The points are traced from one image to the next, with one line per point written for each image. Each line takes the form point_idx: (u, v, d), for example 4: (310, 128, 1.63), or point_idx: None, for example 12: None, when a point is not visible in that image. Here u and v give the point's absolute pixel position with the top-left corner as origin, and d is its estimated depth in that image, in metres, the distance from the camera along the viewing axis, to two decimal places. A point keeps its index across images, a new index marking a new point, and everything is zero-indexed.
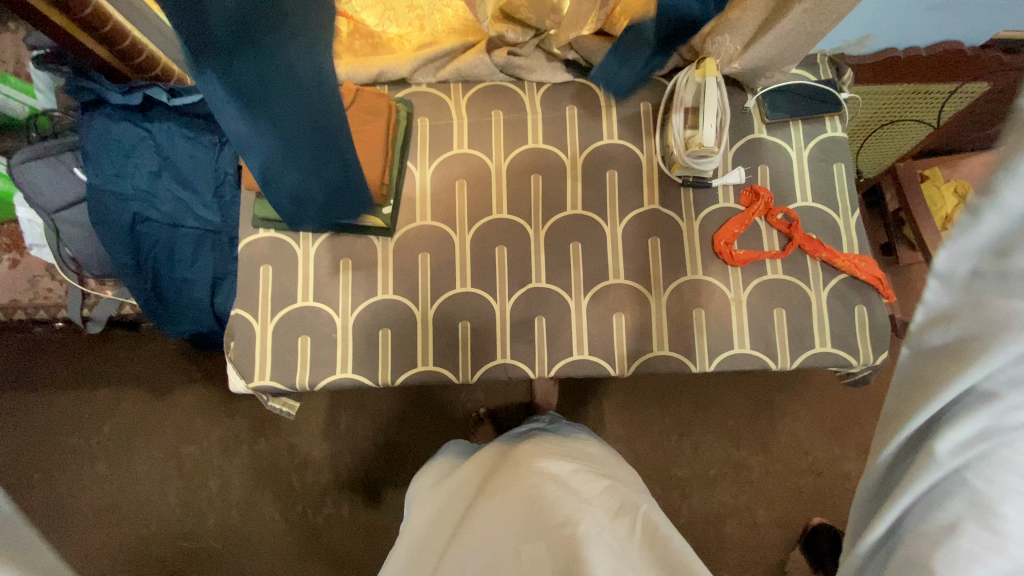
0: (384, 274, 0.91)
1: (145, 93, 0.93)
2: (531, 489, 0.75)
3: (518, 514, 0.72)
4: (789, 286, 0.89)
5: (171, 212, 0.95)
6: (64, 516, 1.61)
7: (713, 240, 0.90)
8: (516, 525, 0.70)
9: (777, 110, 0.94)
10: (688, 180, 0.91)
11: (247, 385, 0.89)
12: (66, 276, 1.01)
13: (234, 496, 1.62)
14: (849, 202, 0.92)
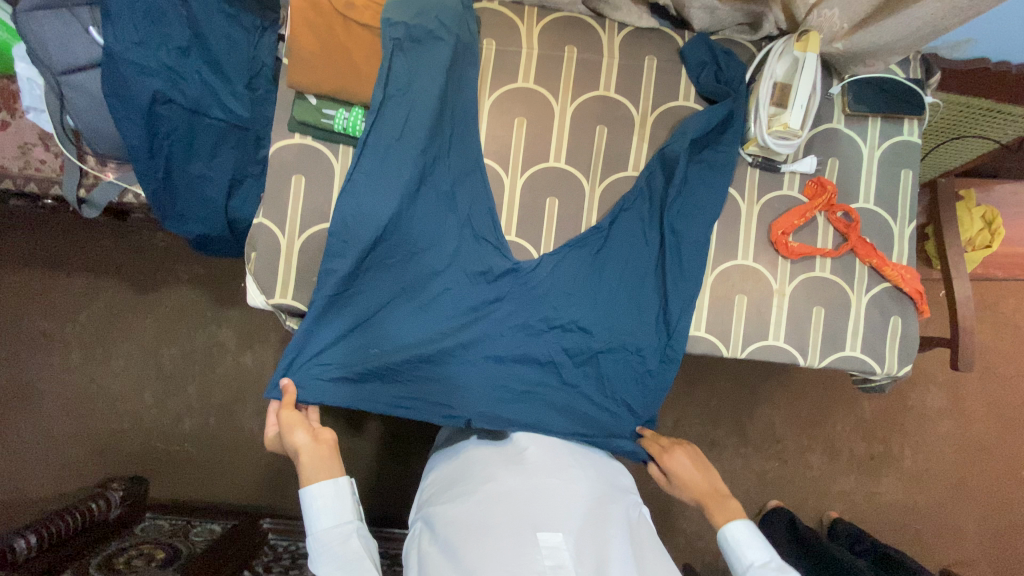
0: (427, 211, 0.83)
1: None
2: (552, 491, 0.73)
3: (535, 505, 0.71)
4: (833, 286, 0.88)
5: (196, 97, 0.85)
6: (30, 400, 1.55)
7: (771, 227, 0.87)
8: (537, 521, 0.69)
9: (862, 104, 0.88)
10: (757, 161, 0.87)
11: (265, 301, 0.83)
12: (64, 146, 0.92)
13: (213, 404, 1.58)
14: (909, 211, 0.90)
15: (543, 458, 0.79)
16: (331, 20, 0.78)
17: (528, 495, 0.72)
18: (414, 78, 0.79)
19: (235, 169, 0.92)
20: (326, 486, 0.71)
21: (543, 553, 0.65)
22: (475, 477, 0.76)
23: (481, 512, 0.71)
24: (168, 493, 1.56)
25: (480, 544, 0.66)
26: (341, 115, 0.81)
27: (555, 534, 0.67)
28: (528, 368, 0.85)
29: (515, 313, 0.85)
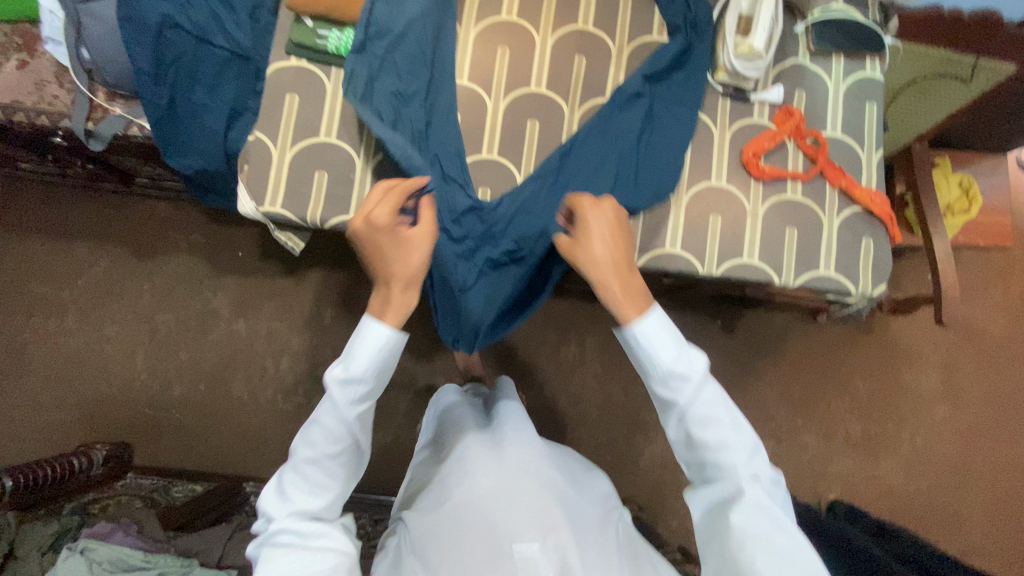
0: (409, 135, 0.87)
1: None
2: (525, 494, 0.80)
3: (509, 511, 0.78)
4: (805, 208, 0.91)
5: (202, 25, 0.92)
6: (24, 363, 1.56)
7: (742, 151, 0.91)
8: (509, 527, 0.77)
9: (824, 41, 0.94)
10: (728, 90, 0.92)
11: (256, 210, 0.86)
12: (76, 77, 0.98)
13: (205, 371, 1.60)
14: (875, 140, 0.94)
15: (519, 453, 0.87)
16: None
17: (503, 504, 0.79)
18: (396, 22, 0.85)
19: (234, 100, 0.97)
20: (379, 335, 0.67)
21: (517, 566, 0.73)
22: (456, 483, 0.84)
23: (458, 518, 0.79)
24: (153, 460, 1.54)
25: (456, 558, 0.75)
26: (335, 37, 0.87)
27: (529, 546, 0.74)
28: (494, 283, 0.90)
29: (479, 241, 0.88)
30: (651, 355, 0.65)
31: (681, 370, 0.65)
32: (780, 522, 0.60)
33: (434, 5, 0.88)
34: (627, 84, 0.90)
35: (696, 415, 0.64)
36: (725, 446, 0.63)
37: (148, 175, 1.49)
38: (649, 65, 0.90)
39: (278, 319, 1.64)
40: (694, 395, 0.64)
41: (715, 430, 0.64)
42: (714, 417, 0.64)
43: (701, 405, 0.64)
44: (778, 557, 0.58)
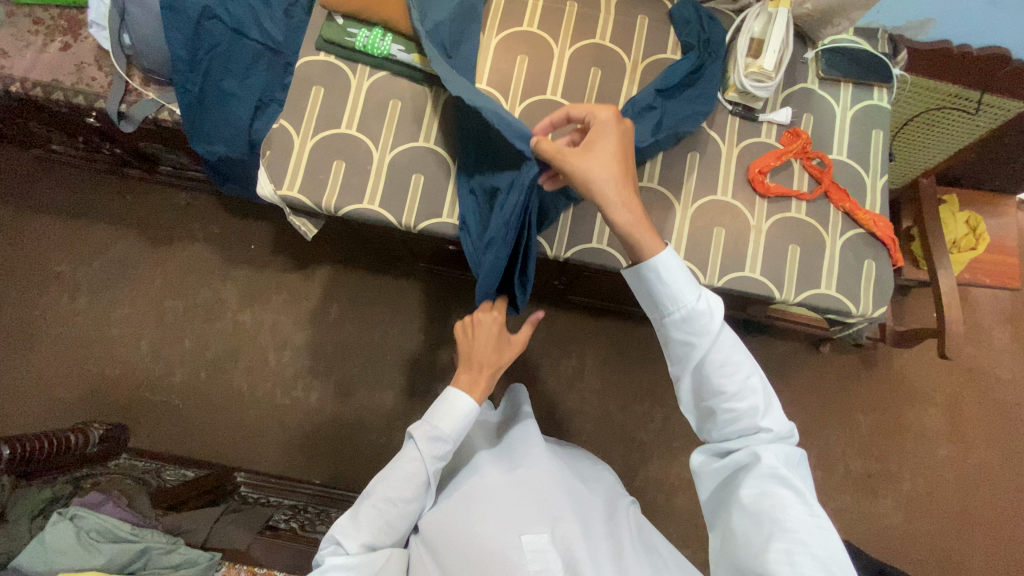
0: (428, 122, 0.92)
1: None
2: (533, 485, 0.85)
3: (517, 502, 0.83)
4: (808, 227, 0.93)
5: (239, 17, 0.96)
6: (31, 339, 1.59)
7: (748, 168, 0.94)
8: (518, 518, 0.81)
9: (834, 69, 0.98)
10: (738, 109, 0.95)
11: (274, 193, 0.89)
12: (115, 61, 1.02)
13: (207, 358, 1.61)
14: (881, 166, 0.96)
15: (526, 449, 0.91)
16: None
17: (513, 495, 0.84)
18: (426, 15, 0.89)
19: (263, 90, 1.01)
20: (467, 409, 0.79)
21: (528, 557, 0.77)
22: (467, 475, 0.89)
23: (470, 506, 0.84)
24: (147, 444, 1.55)
25: (468, 548, 0.79)
26: (363, 35, 0.91)
27: (539, 537, 0.79)
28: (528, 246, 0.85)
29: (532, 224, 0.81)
30: (674, 300, 0.68)
31: (705, 312, 0.67)
32: (793, 487, 0.63)
33: (459, 9, 0.93)
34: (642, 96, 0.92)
35: (717, 359, 0.68)
36: (742, 396, 0.68)
37: (171, 162, 1.53)
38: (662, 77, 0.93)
39: (283, 312, 1.66)
40: (716, 338, 0.68)
41: (735, 375, 0.68)
42: (734, 363, 0.68)
43: (722, 350, 0.68)
44: (791, 524, 0.60)
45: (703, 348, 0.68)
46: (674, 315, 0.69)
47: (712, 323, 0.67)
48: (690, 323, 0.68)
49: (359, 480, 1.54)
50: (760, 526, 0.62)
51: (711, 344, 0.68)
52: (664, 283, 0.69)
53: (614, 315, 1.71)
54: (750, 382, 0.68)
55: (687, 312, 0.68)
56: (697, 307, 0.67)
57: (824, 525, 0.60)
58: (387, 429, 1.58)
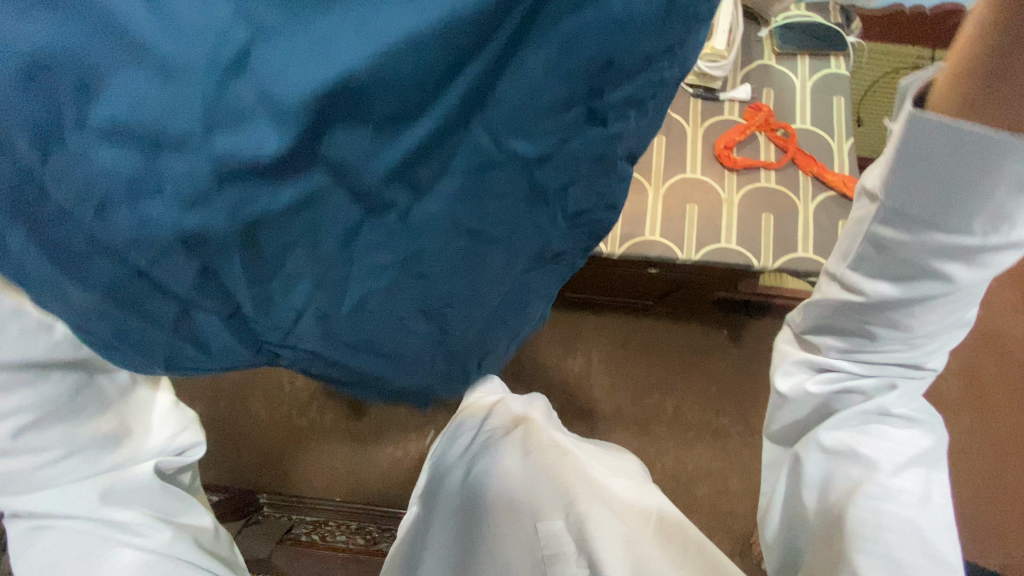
0: None
1: None
2: (546, 469, 0.85)
3: (528, 486, 0.84)
4: (779, 195, 0.95)
5: None
6: None
7: (714, 144, 0.97)
8: (530, 502, 0.83)
9: (789, 43, 1.02)
10: (698, 91, 1.00)
11: None
12: None
13: (225, 387, 1.67)
14: (846, 130, 0.99)
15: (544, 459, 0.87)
16: None
17: (524, 480, 0.85)
18: None
19: None
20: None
21: (541, 541, 0.80)
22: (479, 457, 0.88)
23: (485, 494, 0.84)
24: None
25: (490, 534, 0.82)
26: None
27: (553, 523, 0.81)
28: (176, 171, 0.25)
29: (398, 232, 0.32)
30: (1000, 221, 0.37)
31: (1001, 234, 0.37)
32: (915, 431, 0.55)
33: None
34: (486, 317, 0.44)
35: (939, 294, 0.43)
36: (917, 345, 0.49)
37: None
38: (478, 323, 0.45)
39: None
40: (973, 267, 0.40)
41: (945, 310, 0.45)
42: (957, 297, 0.44)
43: (965, 278, 0.42)
44: (905, 474, 0.52)
45: (949, 268, 0.41)
46: (951, 194, 0.37)
47: (989, 250, 0.39)
48: (963, 232, 0.38)
49: (378, 494, 1.56)
50: (851, 468, 0.55)
51: (961, 268, 0.40)
52: (990, 166, 0.34)
53: (615, 311, 1.73)
54: (940, 328, 0.47)
55: (966, 225, 0.38)
56: (985, 229, 0.37)
57: (933, 474, 0.54)
58: (401, 442, 1.61)
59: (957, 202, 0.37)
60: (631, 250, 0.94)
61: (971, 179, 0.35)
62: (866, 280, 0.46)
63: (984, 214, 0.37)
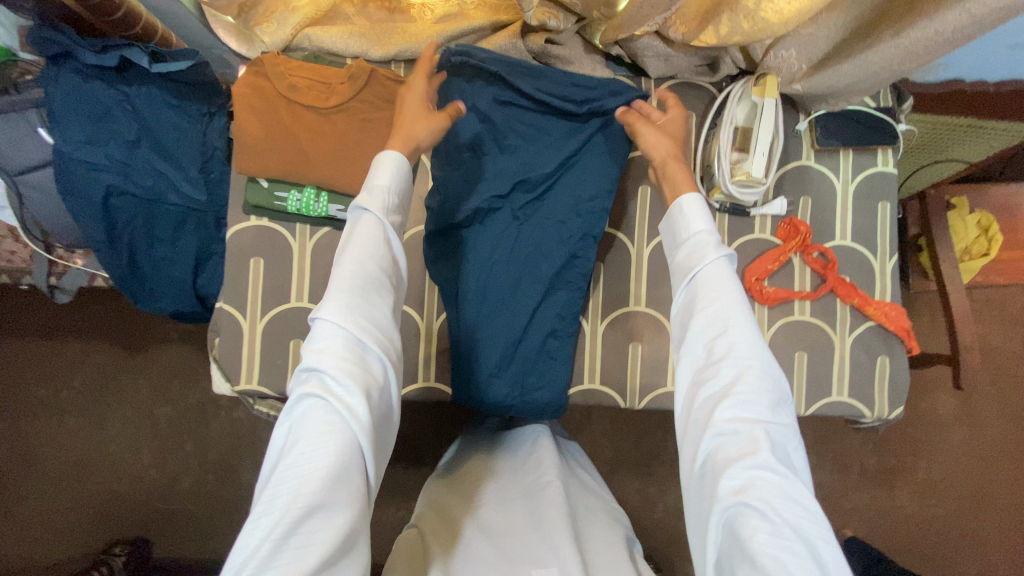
0: None
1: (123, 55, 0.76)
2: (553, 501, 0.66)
3: (522, 534, 0.62)
4: (815, 330, 0.85)
5: (150, 186, 0.82)
6: (37, 466, 1.53)
7: (744, 273, 0.85)
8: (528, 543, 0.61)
9: (831, 138, 0.85)
10: (725, 207, 0.85)
11: (231, 388, 0.82)
12: (29, 242, 0.90)
13: (210, 460, 1.54)
14: (890, 246, 0.87)
15: (536, 478, 0.71)
16: (275, 102, 0.75)
17: (517, 526, 0.64)
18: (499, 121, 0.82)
19: (199, 247, 0.89)
20: (393, 159, 0.61)
21: None
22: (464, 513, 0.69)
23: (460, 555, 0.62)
24: (170, 549, 1.54)
25: None
26: (295, 196, 0.79)
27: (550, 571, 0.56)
28: (501, 220, 0.82)
29: (537, 267, 0.82)
30: (695, 233, 0.60)
31: (711, 241, 0.59)
32: (788, 477, 0.48)
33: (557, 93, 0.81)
34: (548, 395, 0.82)
35: (714, 303, 0.55)
36: (743, 374, 0.51)
37: None
38: (546, 400, 0.82)
39: None
40: (712, 266, 0.58)
41: (722, 319, 0.54)
42: (727, 305, 0.55)
43: (714, 281, 0.56)
44: (786, 541, 0.45)
45: (695, 273, 0.58)
46: (690, 239, 0.60)
47: (710, 258, 0.58)
48: (693, 249, 0.59)
49: None
50: (753, 524, 0.46)
51: (703, 270, 0.58)
52: (690, 202, 0.61)
53: None
54: (747, 341, 0.53)
55: (694, 241, 0.60)
56: (698, 241, 0.59)
57: (823, 538, 0.46)
58: None
59: (687, 240, 0.60)
60: (652, 402, 0.85)
61: (680, 222, 0.61)
62: (676, 310, 0.60)
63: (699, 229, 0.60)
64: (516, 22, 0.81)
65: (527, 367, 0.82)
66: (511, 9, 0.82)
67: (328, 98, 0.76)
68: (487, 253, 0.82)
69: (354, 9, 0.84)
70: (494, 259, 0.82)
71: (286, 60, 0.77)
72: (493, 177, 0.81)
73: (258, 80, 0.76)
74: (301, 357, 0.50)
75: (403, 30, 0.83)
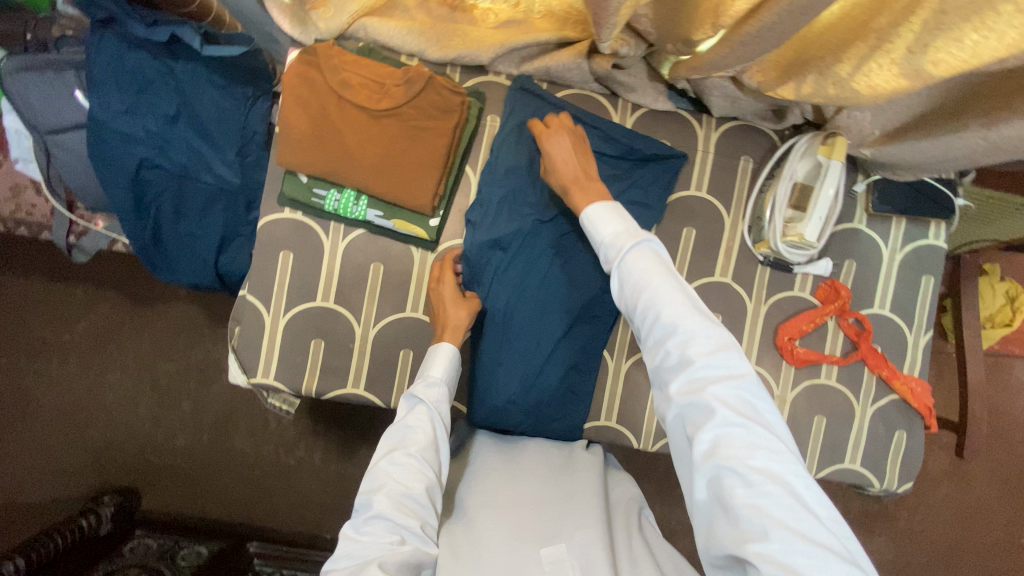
0: (417, 289, 0.81)
1: (174, 33, 0.73)
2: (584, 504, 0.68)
3: (540, 518, 0.66)
4: (838, 396, 0.84)
5: (184, 162, 0.79)
6: (32, 409, 1.37)
7: (777, 331, 0.83)
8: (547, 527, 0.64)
9: (887, 204, 0.83)
10: (769, 260, 0.83)
11: (246, 379, 0.81)
12: (52, 199, 0.88)
13: (210, 420, 1.39)
14: (926, 321, 0.85)
15: (575, 476, 0.72)
16: (326, 97, 0.73)
17: (538, 508, 0.67)
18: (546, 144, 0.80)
19: (226, 225, 0.84)
20: (448, 349, 0.72)
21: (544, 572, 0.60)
22: (493, 477, 0.72)
23: (482, 518, 0.66)
24: (163, 505, 1.39)
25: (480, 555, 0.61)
26: (333, 196, 0.77)
27: (558, 549, 0.62)
28: (538, 245, 0.80)
29: (568, 295, 0.81)
30: (612, 231, 0.64)
31: (633, 232, 0.63)
32: (752, 424, 0.49)
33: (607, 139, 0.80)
34: (564, 425, 0.82)
35: (646, 291, 0.58)
36: (682, 341, 0.54)
37: None
38: (562, 429, 0.82)
39: None
40: (638, 255, 0.61)
41: (655, 304, 0.57)
42: (659, 285, 0.57)
43: (641, 271, 0.59)
44: (762, 491, 0.46)
45: (619, 272, 0.62)
46: (608, 242, 0.64)
47: (631, 249, 0.61)
48: (613, 247, 0.63)
49: None
50: (738, 485, 0.47)
51: (626, 262, 0.61)
52: (601, 210, 0.66)
53: None
54: (681, 314, 0.55)
55: (614, 239, 0.63)
56: (617, 237, 0.63)
57: (793, 472, 0.48)
58: None
59: (606, 243, 0.64)
60: (664, 446, 0.84)
61: (598, 224, 0.65)
62: (623, 310, 0.62)
63: (616, 226, 0.64)
64: (585, 40, 0.76)
65: (547, 397, 0.81)
66: (583, 26, 0.76)
67: (381, 100, 0.73)
68: (519, 277, 0.80)
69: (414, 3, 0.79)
70: (526, 284, 0.80)
71: (342, 53, 0.74)
72: (534, 200, 0.80)
73: (309, 70, 0.73)
74: (357, 501, 0.60)
75: (464, 33, 0.77)
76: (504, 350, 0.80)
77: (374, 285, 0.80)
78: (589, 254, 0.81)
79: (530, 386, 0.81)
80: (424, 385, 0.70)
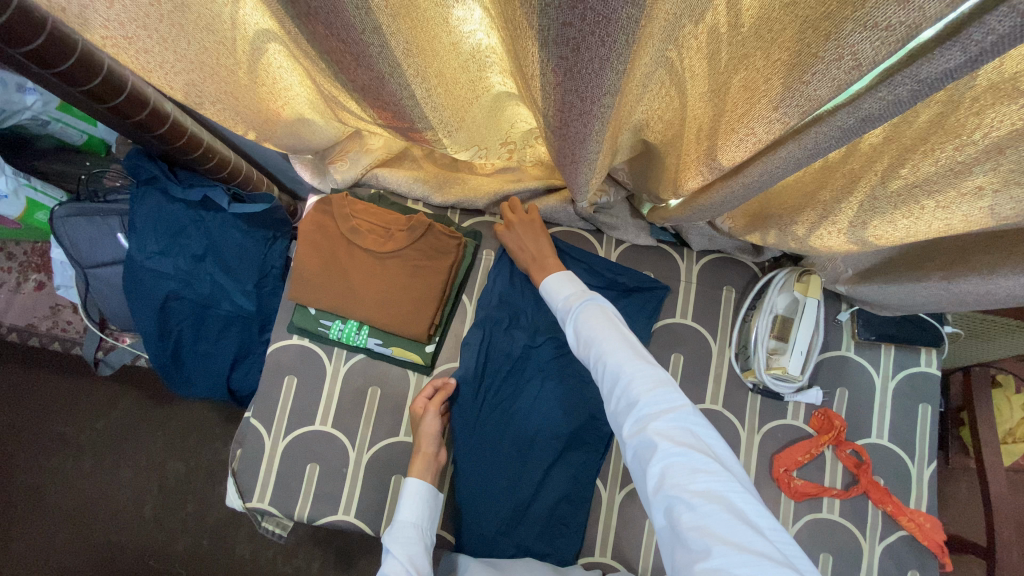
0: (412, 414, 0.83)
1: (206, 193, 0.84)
2: None
3: None
4: (842, 531, 0.81)
5: (206, 293, 0.87)
6: (38, 508, 1.27)
7: (772, 461, 0.82)
8: None
9: (872, 332, 0.85)
10: (759, 388, 0.84)
11: (242, 504, 0.82)
12: (87, 319, 0.96)
13: (210, 526, 1.27)
14: (928, 451, 0.83)
15: None
16: (338, 241, 0.82)
17: None
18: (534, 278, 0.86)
19: (240, 346, 0.91)
20: (414, 486, 0.73)
21: None
22: None
23: None
24: None
25: None
26: (337, 326, 0.83)
27: None
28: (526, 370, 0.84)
29: (556, 421, 0.82)
30: (567, 294, 0.74)
31: (583, 293, 0.73)
32: (690, 448, 0.53)
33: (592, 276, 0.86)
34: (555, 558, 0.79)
35: (594, 343, 0.66)
36: (626, 385, 0.60)
37: None
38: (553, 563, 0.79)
39: None
40: (588, 310, 0.70)
41: (603, 352, 0.64)
42: (603, 337, 0.65)
43: (588, 325, 0.68)
44: (704, 511, 0.49)
45: (572, 328, 0.70)
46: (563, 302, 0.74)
47: (582, 306, 0.71)
48: (566, 308, 0.72)
49: None
50: (684, 511, 0.50)
51: (578, 318, 0.70)
52: (559, 277, 0.76)
53: None
54: (623, 359, 0.62)
55: (567, 300, 0.73)
56: (569, 299, 0.73)
57: (732, 491, 0.51)
58: None
59: (561, 305, 0.74)
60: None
61: (553, 290, 0.75)
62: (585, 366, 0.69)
63: (568, 289, 0.74)
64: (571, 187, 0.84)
65: (536, 526, 0.80)
66: None
67: (385, 244, 0.81)
68: (507, 401, 0.83)
69: (421, 153, 0.86)
70: (515, 408, 0.83)
71: (353, 201, 0.84)
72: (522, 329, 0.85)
73: (324, 219, 0.83)
74: None
75: (463, 181, 0.87)
76: (494, 477, 0.81)
77: (371, 409, 0.84)
78: (577, 379, 0.83)
79: (519, 514, 0.81)
80: (393, 531, 0.70)
